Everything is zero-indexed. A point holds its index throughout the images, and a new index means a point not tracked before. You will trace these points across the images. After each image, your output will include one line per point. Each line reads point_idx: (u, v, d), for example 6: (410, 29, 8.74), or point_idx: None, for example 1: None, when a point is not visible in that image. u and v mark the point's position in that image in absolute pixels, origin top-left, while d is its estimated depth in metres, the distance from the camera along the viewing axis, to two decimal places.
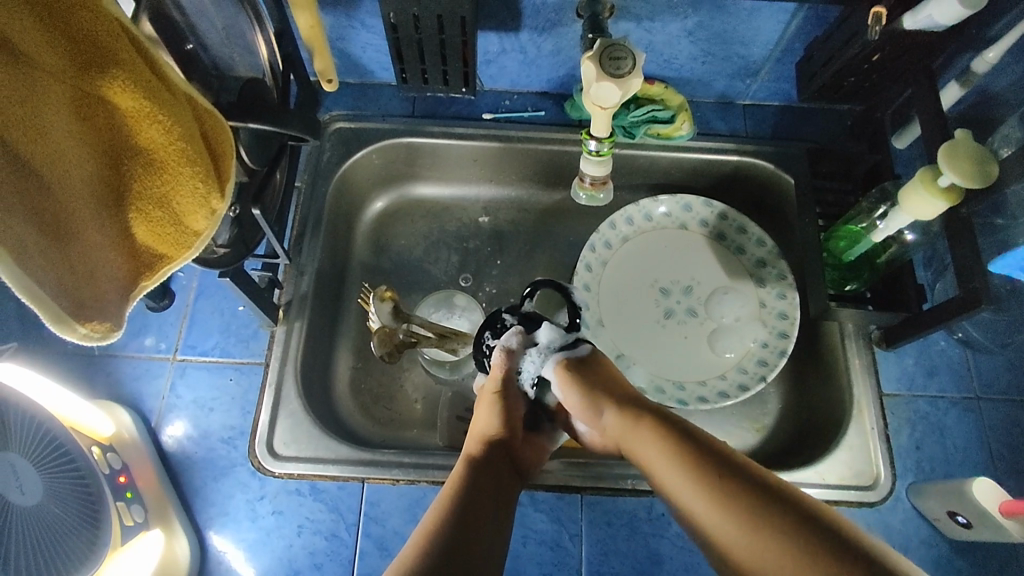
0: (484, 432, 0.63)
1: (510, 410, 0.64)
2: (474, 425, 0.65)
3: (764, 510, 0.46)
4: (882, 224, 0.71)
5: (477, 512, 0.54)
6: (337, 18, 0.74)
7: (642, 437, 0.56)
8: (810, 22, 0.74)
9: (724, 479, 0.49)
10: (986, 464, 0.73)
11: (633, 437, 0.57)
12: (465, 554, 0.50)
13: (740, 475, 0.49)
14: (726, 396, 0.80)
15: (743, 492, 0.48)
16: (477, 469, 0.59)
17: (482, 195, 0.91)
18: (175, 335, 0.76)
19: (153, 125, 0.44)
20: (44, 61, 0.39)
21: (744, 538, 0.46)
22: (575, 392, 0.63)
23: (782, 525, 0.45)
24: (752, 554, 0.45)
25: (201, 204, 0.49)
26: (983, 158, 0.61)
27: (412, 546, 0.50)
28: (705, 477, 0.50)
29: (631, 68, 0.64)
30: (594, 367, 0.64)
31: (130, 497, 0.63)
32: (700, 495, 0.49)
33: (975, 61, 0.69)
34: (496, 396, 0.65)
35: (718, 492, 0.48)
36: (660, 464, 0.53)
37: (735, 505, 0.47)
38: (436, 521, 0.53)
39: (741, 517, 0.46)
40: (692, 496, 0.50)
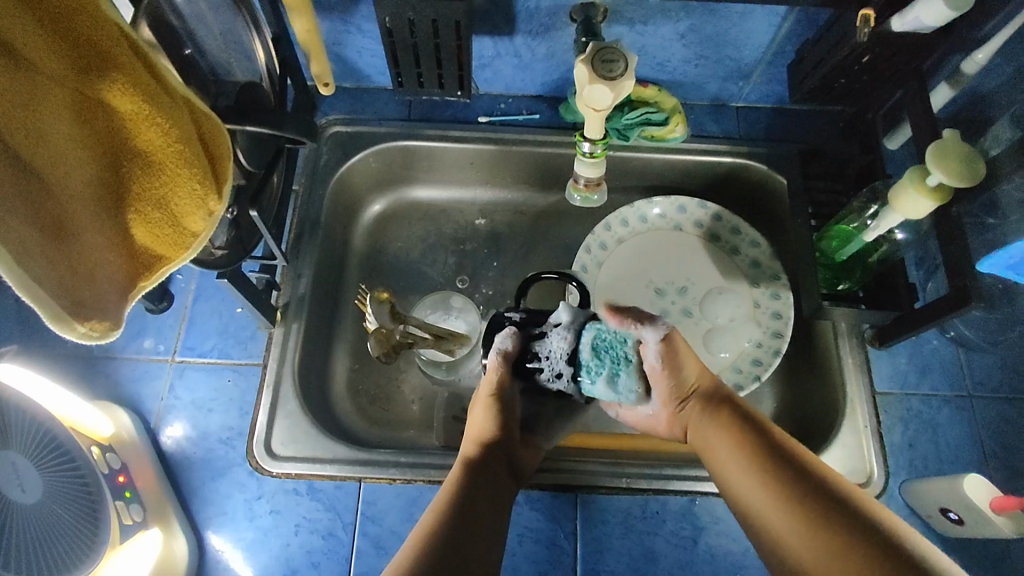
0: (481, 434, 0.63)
1: (507, 411, 0.63)
2: (471, 425, 0.64)
3: (826, 516, 0.48)
4: (872, 224, 0.72)
5: (474, 516, 0.54)
6: (334, 23, 0.75)
7: (722, 438, 0.58)
8: (801, 25, 0.75)
9: (800, 488, 0.51)
10: (979, 462, 0.74)
11: (710, 434, 0.60)
12: (461, 558, 0.50)
13: (818, 487, 0.51)
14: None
15: (818, 501, 0.50)
16: (475, 471, 0.58)
17: (479, 198, 0.92)
18: (173, 337, 0.76)
19: (151, 127, 0.45)
20: (46, 66, 0.40)
21: (809, 542, 0.48)
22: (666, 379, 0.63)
23: (851, 535, 0.47)
24: (808, 551, 0.48)
25: (199, 206, 0.50)
26: (970, 156, 0.62)
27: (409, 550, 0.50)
28: (780, 483, 0.52)
29: (623, 70, 0.65)
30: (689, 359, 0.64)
31: (129, 497, 0.63)
32: (772, 496, 0.52)
33: (965, 62, 0.70)
34: (493, 396, 0.64)
35: (790, 497, 0.51)
36: (737, 465, 0.56)
37: (805, 511, 0.49)
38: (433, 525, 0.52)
39: (810, 521, 0.49)
40: (763, 498, 0.52)
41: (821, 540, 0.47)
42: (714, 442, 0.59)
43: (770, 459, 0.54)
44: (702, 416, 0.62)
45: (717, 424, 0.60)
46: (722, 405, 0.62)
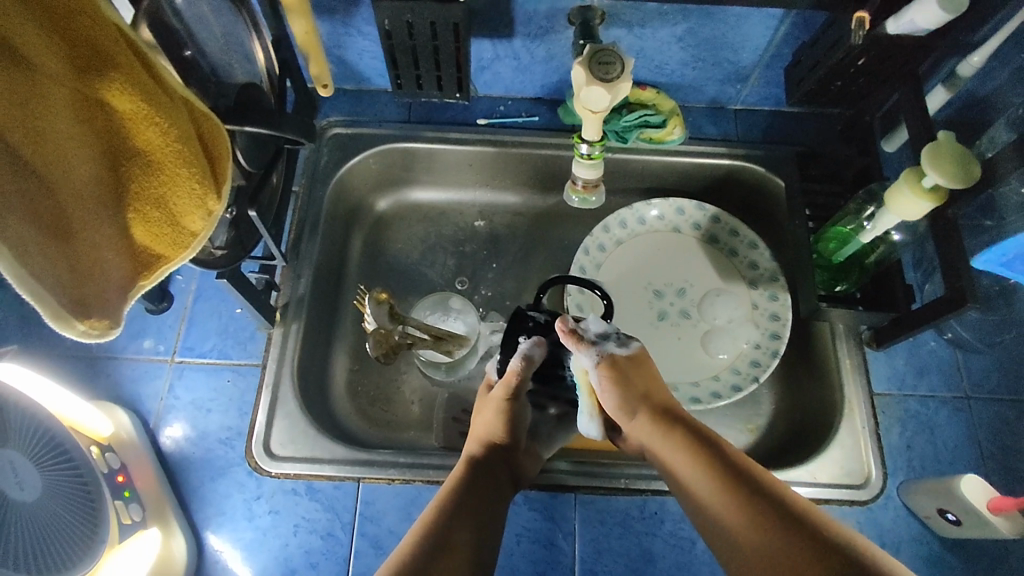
0: (486, 435, 0.64)
1: (517, 420, 0.65)
2: (479, 424, 0.66)
3: (781, 523, 0.49)
4: (870, 226, 0.72)
5: (467, 517, 0.54)
6: (334, 25, 0.76)
7: (678, 452, 0.57)
8: (798, 28, 0.75)
9: (752, 498, 0.51)
10: (977, 463, 0.74)
11: (663, 445, 0.59)
12: (449, 558, 0.51)
13: (777, 504, 0.50)
14: (718, 396, 0.81)
15: (779, 519, 0.49)
16: (475, 474, 0.59)
17: (478, 200, 0.93)
18: (173, 337, 0.77)
19: (151, 127, 0.45)
20: (47, 66, 0.41)
21: (765, 552, 0.48)
22: (615, 393, 0.63)
23: (815, 554, 0.46)
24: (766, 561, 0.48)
25: (198, 205, 0.50)
26: (965, 159, 0.62)
27: (401, 545, 0.51)
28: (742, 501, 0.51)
29: (620, 72, 0.65)
30: (637, 369, 0.63)
31: (128, 496, 0.63)
32: (735, 513, 0.51)
33: (961, 65, 0.70)
34: (506, 401, 0.65)
35: (751, 516, 0.50)
36: (696, 481, 0.55)
37: (769, 530, 0.49)
38: (426, 523, 0.53)
39: (774, 541, 0.48)
40: (721, 508, 0.52)
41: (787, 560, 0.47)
42: (671, 456, 0.58)
43: (727, 476, 0.53)
44: (653, 428, 0.60)
45: (670, 436, 0.59)
46: (672, 416, 0.60)
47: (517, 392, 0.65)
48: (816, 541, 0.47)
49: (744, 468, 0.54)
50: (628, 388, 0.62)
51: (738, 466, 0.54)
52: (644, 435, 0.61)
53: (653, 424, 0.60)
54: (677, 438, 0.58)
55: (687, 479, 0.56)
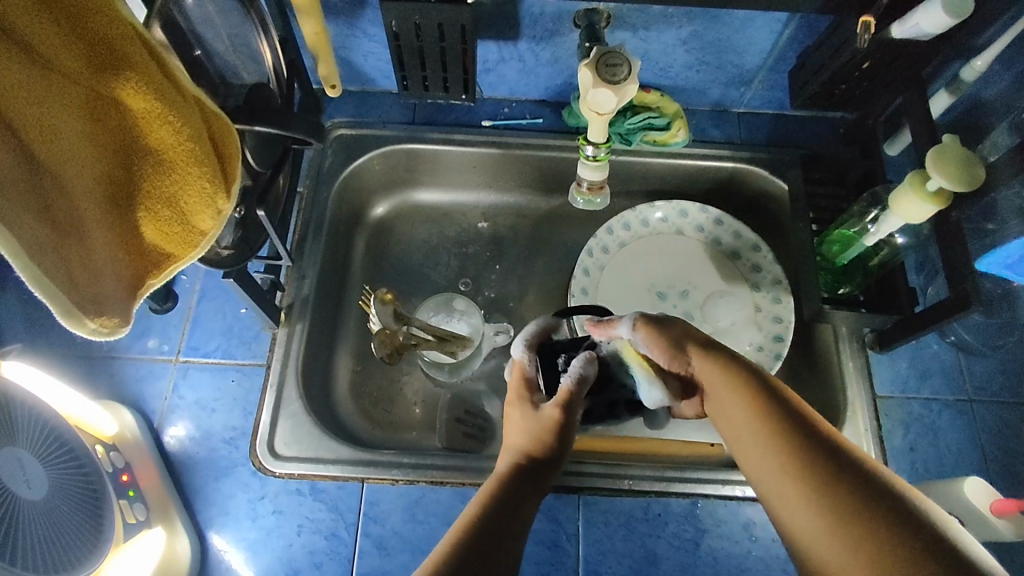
0: (526, 449, 0.57)
1: (563, 437, 0.58)
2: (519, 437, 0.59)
3: (834, 474, 0.45)
4: (873, 229, 0.72)
5: (500, 543, 0.49)
6: (340, 27, 0.76)
7: (725, 397, 0.52)
8: (802, 32, 0.76)
9: (803, 448, 0.47)
10: (979, 465, 0.74)
11: (709, 390, 0.54)
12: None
13: (832, 458, 0.46)
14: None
15: (835, 474, 0.44)
16: (511, 485, 0.54)
17: (482, 201, 0.93)
18: (177, 336, 0.77)
19: (163, 126, 0.45)
20: (61, 62, 0.41)
21: (812, 508, 0.44)
22: (661, 346, 0.58)
23: (867, 518, 0.42)
24: (813, 518, 0.44)
25: (208, 204, 0.50)
26: (969, 161, 0.62)
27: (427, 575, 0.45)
28: (792, 454, 0.46)
29: (627, 74, 0.65)
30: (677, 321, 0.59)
31: (132, 496, 0.63)
32: (783, 466, 0.47)
33: (964, 69, 0.71)
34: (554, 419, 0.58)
35: (800, 468, 0.46)
36: (743, 429, 0.50)
37: (819, 491, 0.44)
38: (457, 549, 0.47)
39: (827, 500, 0.44)
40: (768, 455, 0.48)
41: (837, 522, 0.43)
42: (718, 398, 0.53)
43: (779, 424, 0.48)
44: (699, 372, 0.56)
45: (715, 377, 0.53)
46: (717, 353, 0.55)
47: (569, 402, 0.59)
48: (873, 504, 0.42)
49: (796, 417, 0.49)
50: (671, 335, 0.58)
51: (789, 413, 0.49)
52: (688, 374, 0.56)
53: (697, 365, 0.55)
54: (726, 380, 0.53)
55: (734, 424, 0.51)
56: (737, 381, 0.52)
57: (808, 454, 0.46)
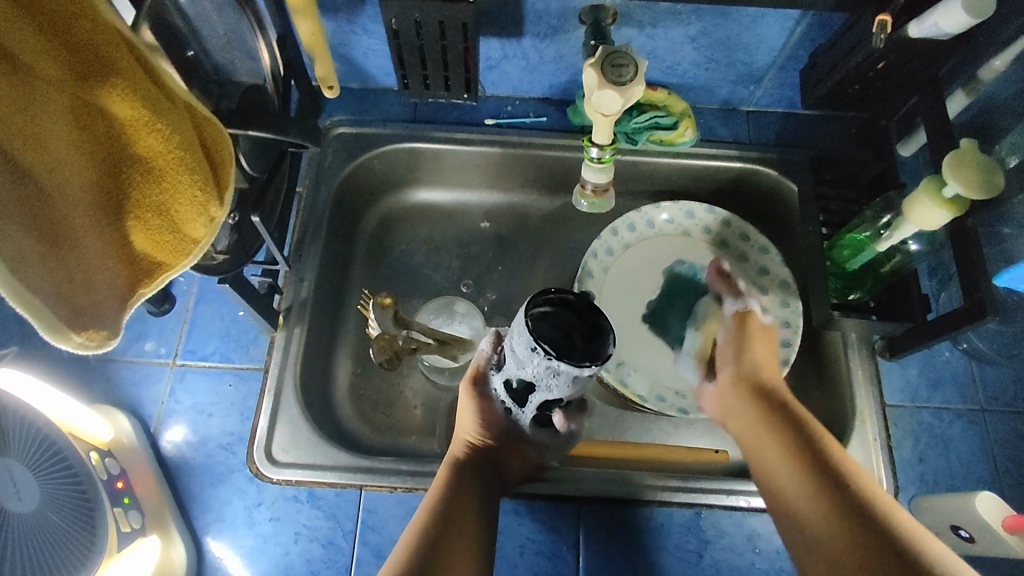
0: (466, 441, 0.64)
1: (489, 415, 0.63)
2: (460, 426, 0.66)
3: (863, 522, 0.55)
4: (887, 234, 0.70)
5: (451, 532, 0.57)
6: (339, 23, 0.74)
7: (769, 446, 0.65)
8: (814, 29, 0.73)
9: (833, 489, 0.59)
10: (990, 476, 0.73)
11: (766, 439, 0.65)
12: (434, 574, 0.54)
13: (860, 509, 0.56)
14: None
15: (853, 523, 0.56)
16: (459, 471, 0.63)
17: (484, 201, 0.91)
18: (175, 339, 0.75)
19: (152, 134, 0.44)
20: (44, 70, 0.39)
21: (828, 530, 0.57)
22: (728, 362, 0.74)
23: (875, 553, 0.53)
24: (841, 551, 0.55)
25: (200, 212, 0.49)
26: (988, 168, 0.60)
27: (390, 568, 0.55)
28: (827, 495, 0.58)
29: (633, 76, 0.63)
30: (745, 361, 0.72)
31: (127, 503, 0.62)
32: (808, 495, 0.59)
33: (981, 69, 0.68)
34: (472, 397, 0.63)
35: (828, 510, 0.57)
36: (777, 462, 0.63)
37: (846, 526, 0.56)
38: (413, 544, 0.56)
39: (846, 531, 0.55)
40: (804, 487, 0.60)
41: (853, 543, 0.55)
42: (773, 458, 0.64)
43: (815, 467, 0.61)
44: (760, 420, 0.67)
45: (775, 441, 0.64)
46: (777, 407, 0.67)
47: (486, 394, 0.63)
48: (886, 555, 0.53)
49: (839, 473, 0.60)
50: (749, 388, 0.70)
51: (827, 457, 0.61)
52: (750, 428, 0.68)
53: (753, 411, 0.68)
54: (783, 442, 0.64)
55: (765, 461, 0.64)
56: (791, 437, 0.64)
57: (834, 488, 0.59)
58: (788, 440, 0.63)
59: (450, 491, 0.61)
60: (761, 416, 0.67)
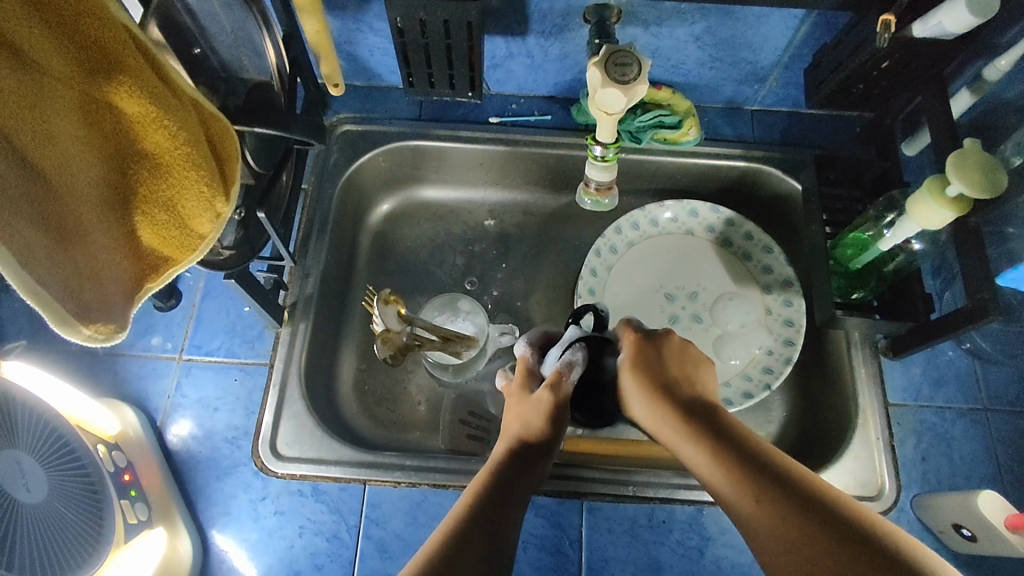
0: (519, 436, 0.58)
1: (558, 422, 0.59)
2: (517, 420, 0.60)
3: (804, 521, 0.45)
4: (889, 233, 0.70)
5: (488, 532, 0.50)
6: (345, 22, 0.75)
7: (690, 444, 0.53)
8: (819, 29, 0.73)
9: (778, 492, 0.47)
10: (993, 476, 0.73)
11: (681, 441, 0.54)
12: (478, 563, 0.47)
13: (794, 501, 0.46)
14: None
15: (808, 521, 0.45)
16: (510, 465, 0.56)
17: (489, 199, 0.92)
18: (181, 334, 0.76)
19: (159, 130, 0.44)
20: (51, 67, 0.40)
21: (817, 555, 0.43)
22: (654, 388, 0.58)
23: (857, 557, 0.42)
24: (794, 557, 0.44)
25: (206, 208, 0.50)
26: (991, 167, 0.60)
27: (432, 545, 0.48)
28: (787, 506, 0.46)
29: (636, 74, 0.64)
30: (670, 369, 0.59)
31: (134, 496, 0.63)
32: (769, 521, 0.46)
33: (987, 69, 0.67)
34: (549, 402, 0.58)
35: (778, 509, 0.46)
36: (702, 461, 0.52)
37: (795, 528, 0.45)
38: (455, 532, 0.49)
39: (813, 547, 0.43)
40: (732, 484, 0.49)
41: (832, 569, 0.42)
42: (707, 471, 0.51)
43: (768, 485, 0.48)
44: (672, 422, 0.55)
45: (700, 447, 0.52)
46: (697, 418, 0.54)
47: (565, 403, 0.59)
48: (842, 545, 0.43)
49: (802, 484, 0.48)
50: (655, 396, 0.57)
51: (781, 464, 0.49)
52: (662, 430, 0.56)
53: (665, 415, 0.56)
54: (720, 456, 0.51)
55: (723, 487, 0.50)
56: (738, 453, 0.50)
57: (800, 505, 0.46)
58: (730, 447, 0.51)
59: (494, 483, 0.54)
60: (658, 417, 0.56)
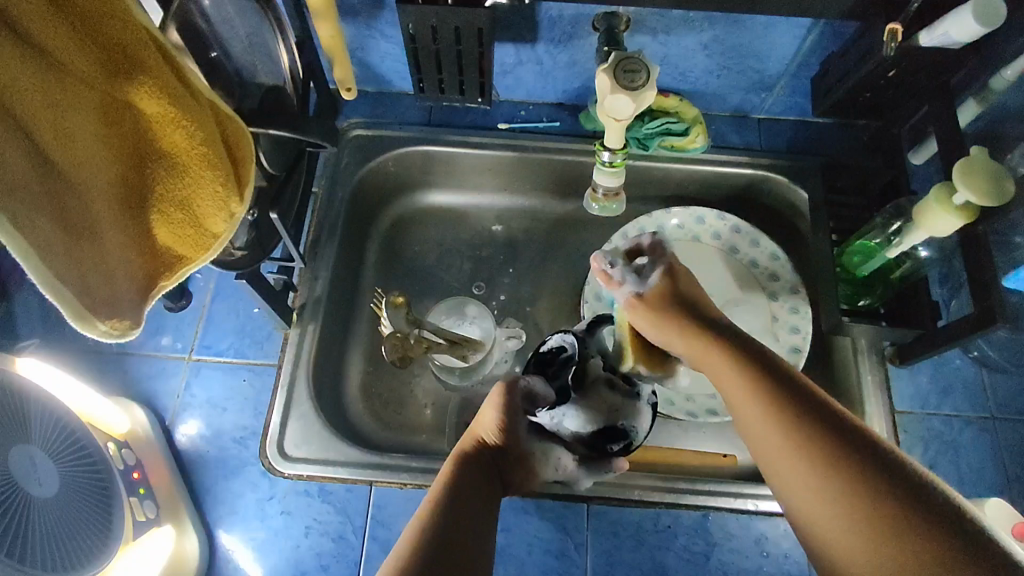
0: (478, 437, 0.61)
1: (513, 421, 0.62)
2: (475, 424, 0.63)
3: (802, 425, 0.48)
4: (897, 240, 0.70)
5: (458, 533, 0.52)
6: (358, 28, 0.76)
7: (712, 359, 0.56)
8: (826, 38, 0.74)
9: (781, 400, 0.50)
10: (1001, 485, 0.73)
11: (701, 355, 0.57)
12: (457, 558, 0.50)
13: (797, 405, 0.49)
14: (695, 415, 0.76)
15: (803, 428, 0.48)
16: (472, 462, 0.59)
17: (496, 204, 0.92)
18: (191, 335, 0.77)
19: (177, 130, 0.45)
20: (76, 67, 0.41)
21: (811, 465, 0.47)
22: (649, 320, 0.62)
23: (848, 466, 0.45)
24: (790, 461, 0.48)
25: (221, 208, 0.51)
26: (998, 175, 0.60)
27: (405, 544, 0.50)
28: (797, 431, 0.48)
29: (645, 81, 0.64)
30: (686, 285, 0.62)
31: (142, 493, 0.64)
32: (771, 427, 0.50)
33: (993, 78, 0.68)
34: (501, 394, 0.63)
35: (779, 415, 0.50)
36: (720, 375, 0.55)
37: (793, 434, 0.48)
38: (427, 528, 0.51)
39: (809, 452, 0.47)
40: (741, 392, 0.53)
41: (849, 519, 0.44)
42: (726, 387, 0.54)
43: (772, 392, 0.51)
44: (690, 341, 0.58)
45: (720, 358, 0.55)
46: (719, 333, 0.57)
47: (514, 401, 0.63)
48: (840, 452, 0.46)
49: (807, 395, 0.50)
50: (666, 320, 0.60)
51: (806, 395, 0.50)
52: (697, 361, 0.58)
53: (692, 342, 0.58)
54: (737, 372, 0.54)
55: (745, 418, 0.52)
56: (750, 374, 0.53)
57: (809, 429, 0.48)
58: (749, 371, 0.53)
59: (460, 483, 0.56)
60: (682, 340, 0.59)
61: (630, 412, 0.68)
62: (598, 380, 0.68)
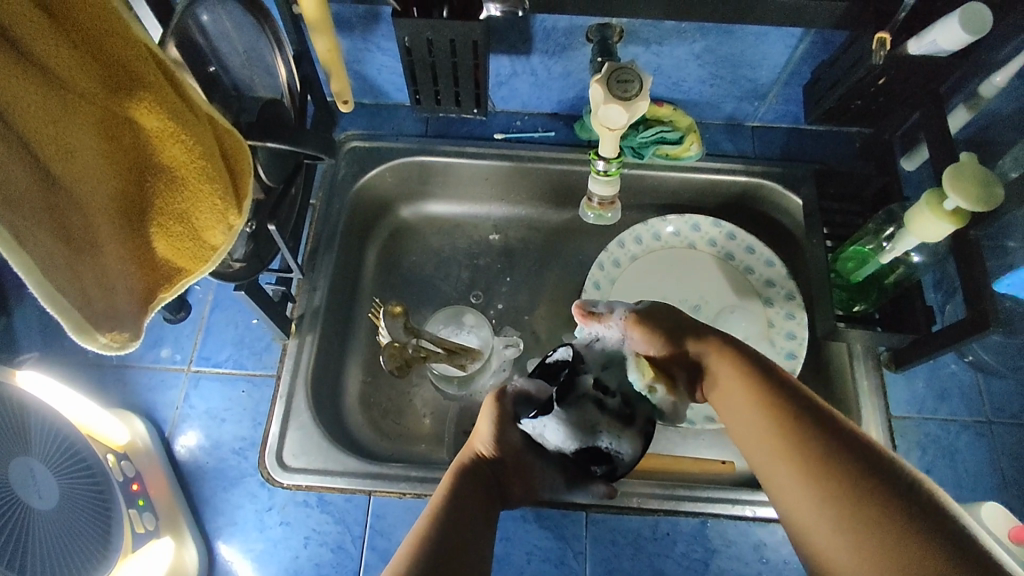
0: (476, 449, 0.62)
1: (508, 431, 0.63)
2: (472, 436, 0.64)
3: (812, 455, 0.48)
4: (889, 245, 0.71)
5: (458, 539, 0.52)
6: (354, 41, 0.77)
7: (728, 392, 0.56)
8: (816, 47, 0.75)
9: (791, 428, 0.50)
10: (998, 488, 0.73)
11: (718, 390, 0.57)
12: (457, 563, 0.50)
13: (806, 433, 0.50)
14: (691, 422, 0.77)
15: (811, 458, 0.48)
16: (470, 472, 0.59)
17: (493, 213, 0.93)
18: (190, 346, 0.77)
19: (176, 144, 0.46)
20: (77, 84, 0.41)
21: (820, 494, 0.47)
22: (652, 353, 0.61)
23: (856, 494, 0.45)
24: (799, 490, 0.48)
25: (220, 220, 0.52)
26: (987, 180, 0.61)
27: (407, 549, 0.50)
28: (806, 460, 0.48)
29: (639, 91, 0.65)
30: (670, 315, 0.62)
31: (142, 505, 0.64)
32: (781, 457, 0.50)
33: (983, 86, 0.69)
34: (494, 404, 0.64)
35: (789, 447, 0.50)
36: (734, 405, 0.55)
37: (801, 462, 0.49)
38: (428, 534, 0.51)
39: (818, 481, 0.47)
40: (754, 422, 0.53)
41: (859, 549, 0.44)
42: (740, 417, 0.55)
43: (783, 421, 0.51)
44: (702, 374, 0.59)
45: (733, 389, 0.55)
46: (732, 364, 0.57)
47: (507, 413, 0.64)
48: (850, 480, 0.46)
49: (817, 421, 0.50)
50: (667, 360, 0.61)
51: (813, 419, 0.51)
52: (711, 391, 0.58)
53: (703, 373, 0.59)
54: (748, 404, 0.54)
55: (757, 449, 0.53)
56: (760, 404, 0.53)
57: (818, 457, 0.48)
58: (760, 400, 0.53)
59: (459, 492, 0.57)
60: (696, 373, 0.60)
61: (615, 434, 0.62)
62: (585, 396, 0.62)
